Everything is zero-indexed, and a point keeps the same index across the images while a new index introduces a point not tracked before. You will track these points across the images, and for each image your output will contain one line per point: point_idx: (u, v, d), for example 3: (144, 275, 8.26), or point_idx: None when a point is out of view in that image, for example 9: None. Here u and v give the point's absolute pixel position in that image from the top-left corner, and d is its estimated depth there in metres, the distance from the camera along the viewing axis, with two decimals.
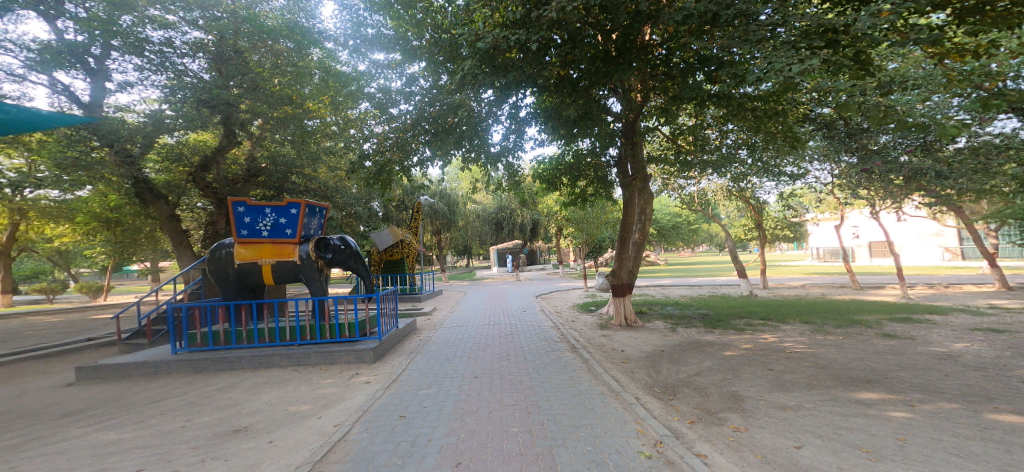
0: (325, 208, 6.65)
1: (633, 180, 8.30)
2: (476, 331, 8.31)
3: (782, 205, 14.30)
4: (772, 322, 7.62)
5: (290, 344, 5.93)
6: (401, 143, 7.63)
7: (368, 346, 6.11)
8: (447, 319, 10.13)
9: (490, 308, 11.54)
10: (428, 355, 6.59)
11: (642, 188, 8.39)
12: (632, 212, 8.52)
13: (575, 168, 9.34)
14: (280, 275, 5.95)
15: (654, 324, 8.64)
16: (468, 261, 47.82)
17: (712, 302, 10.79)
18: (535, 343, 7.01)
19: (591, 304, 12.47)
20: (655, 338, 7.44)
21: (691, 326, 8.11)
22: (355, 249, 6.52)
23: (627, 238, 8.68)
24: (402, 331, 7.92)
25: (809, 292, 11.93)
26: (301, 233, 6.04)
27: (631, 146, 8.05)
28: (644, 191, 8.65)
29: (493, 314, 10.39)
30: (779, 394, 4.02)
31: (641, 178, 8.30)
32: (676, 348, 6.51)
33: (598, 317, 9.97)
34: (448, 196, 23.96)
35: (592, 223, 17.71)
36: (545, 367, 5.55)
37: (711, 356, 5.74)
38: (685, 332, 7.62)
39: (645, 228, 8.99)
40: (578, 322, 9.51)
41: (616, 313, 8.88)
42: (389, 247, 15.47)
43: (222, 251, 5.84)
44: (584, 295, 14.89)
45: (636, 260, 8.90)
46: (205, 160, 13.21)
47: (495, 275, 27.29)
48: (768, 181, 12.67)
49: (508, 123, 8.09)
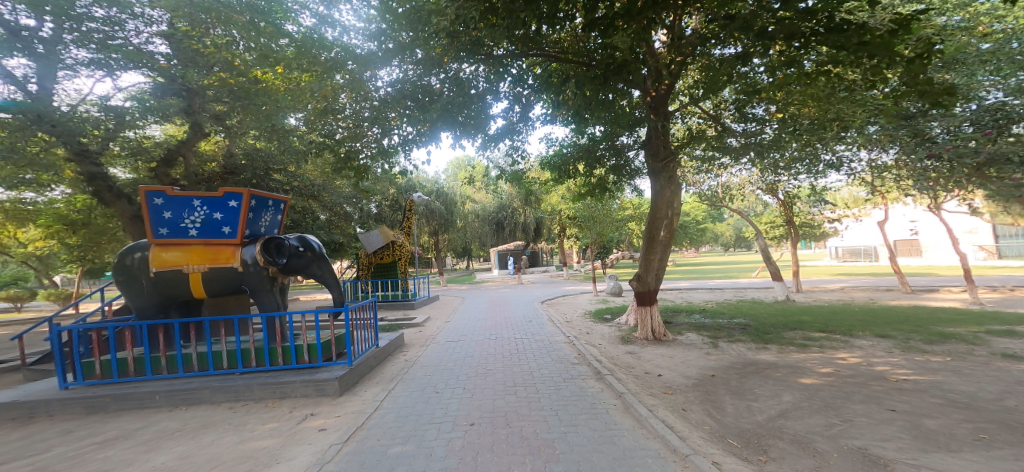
0: (280, 200, 5.23)
1: (660, 166, 6.80)
2: (474, 349, 6.85)
3: (814, 199, 12.91)
4: (839, 335, 6.22)
5: (228, 373, 4.49)
6: (375, 119, 6.21)
7: (333, 374, 4.66)
8: (440, 332, 8.68)
9: (491, 318, 10.10)
10: (412, 385, 5.13)
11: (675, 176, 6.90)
12: (662, 205, 6.99)
13: (591, 153, 7.86)
14: (215, 286, 4.47)
15: (688, 337, 7.19)
16: (467, 263, 46.16)
17: (747, 309, 9.38)
18: (547, 367, 5.56)
19: (605, 312, 11.05)
20: (696, 356, 6.02)
21: (735, 339, 6.68)
22: (318, 252, 5.01)
23: (654, 236, 7.16)
24: (384, 350, 6.49)
25: (854, 296, 10.52)
26: (245, 232, 4.58)
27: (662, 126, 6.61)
28: (674, 181, 7.12)
29: (494, 326, 8.91)
30: (941, 456, 2.60)
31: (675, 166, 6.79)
32: (730, 369, 5.08)
33: (617, 328, 8.53)
34: (445, 196, 22.56)
35: (602, 222, 16.29)
36: (565, 406, 4.11)
37: (786, 384, 4.31)
38: (730, 348, 6.20)
39: (673, 224, 7.32)
40: (594, 335, 8.07)
41: (640, 325, 7.42)
42: (379, 249, 14.05)
43: (133, 258, 4.39)
44: (596, 301, 13.47)
45: (664, 261, 7.46)
46: (169, 154, 11.52)
47: (495, 278, 25.87)
48: (802, 172, 11.31)
49: (509, 93, 6.60)
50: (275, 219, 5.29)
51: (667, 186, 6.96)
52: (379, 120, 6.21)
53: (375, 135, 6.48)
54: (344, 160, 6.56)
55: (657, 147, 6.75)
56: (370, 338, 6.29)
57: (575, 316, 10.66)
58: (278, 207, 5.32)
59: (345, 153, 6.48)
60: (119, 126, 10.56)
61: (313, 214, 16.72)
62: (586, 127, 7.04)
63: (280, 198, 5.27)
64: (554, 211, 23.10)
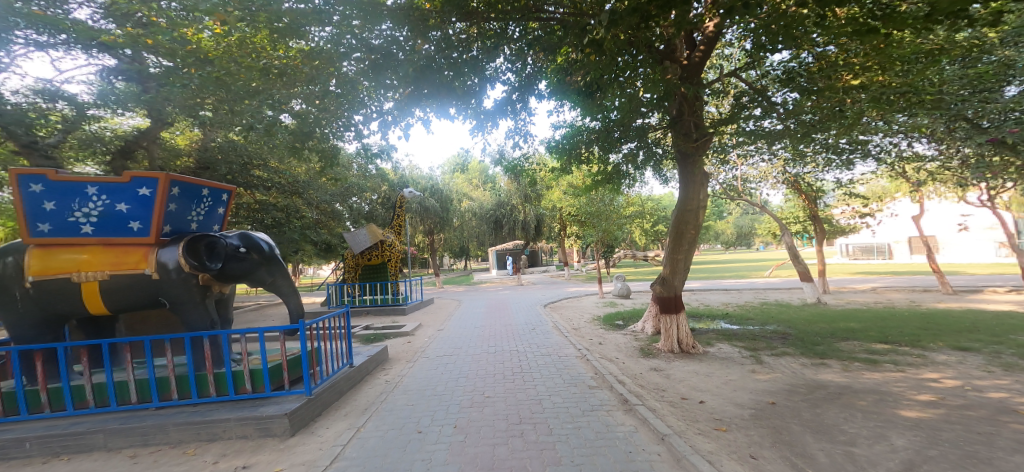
0: (222, 191, 4.15)
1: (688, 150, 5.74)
2: (469, 368, 5.74)
3: (840, 192, 11.86)
4: (911, 348, 5.21)
5: (138, 409, 3.38)
6: (340, 88, 5.01)
7: (283, 407, 3.56)
8: (430, 344, 7.57)
9: (489, 325, 9.00)
10: (389, 419, 4.01)
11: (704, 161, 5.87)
12: (691, 195, 5.92)
13: (604, 134, 6.76)
14: (120, 299, 3.37)
15: (721, 348, 6.10)
16: (464, 263, 44.93)
17: (779, 314, 8.36)
18: (558, 394, 4.46)
19: (616, 318, 9.99)
20: (739, 373, 4.96)
21: (781, 352, 5.60)
22: (266, 254, 3.89)
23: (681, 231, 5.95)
24: (359, 369, 5.36)
25: (891, 298, 9.56)
26: (162, 229, 3.48)
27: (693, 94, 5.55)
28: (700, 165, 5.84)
29: (492, 337, 7.80)
30: None
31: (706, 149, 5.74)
32: (793, 394, 4.00)
33: (633, 339, 7.45)
34: (440, 193, 21.39)
35: (608, 218, 15.21)
36: (590, 457, 3.02)
37: (883, 418, 3.26)
38: (779, 363, 5.16)
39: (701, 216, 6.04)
40: (608, 348, 6.97)
41: (663, 335, 6.30)
42: (367, 249, 12.91)
43: (5, 261, 3.26)
44: (603, 304, 12.41)
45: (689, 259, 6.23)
46: (128, 145, 10.30)
47: (494, 279, 24.78)
48: (832, 160, 10.23)
49: (509, 57, 5.52)
50: (216, 213, 4.18)
51: (696, 172, 5.89)
52: (344, 88, 5.00)
53: (340, 108, 5.27)
54: (303, 138, 5.34)
55: (685, 125, 5.69)
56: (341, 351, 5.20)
57: (583, 322, 9.56)
58: (219, 197, 4.21)
59: (303, 128, 5.23)
60: (73, 115, 9.45)
61: (298, 212, 15.63)
62: (602, 104, 5.96)
63: (221, 187, 4.15)
64: (555, 208, 21.99)
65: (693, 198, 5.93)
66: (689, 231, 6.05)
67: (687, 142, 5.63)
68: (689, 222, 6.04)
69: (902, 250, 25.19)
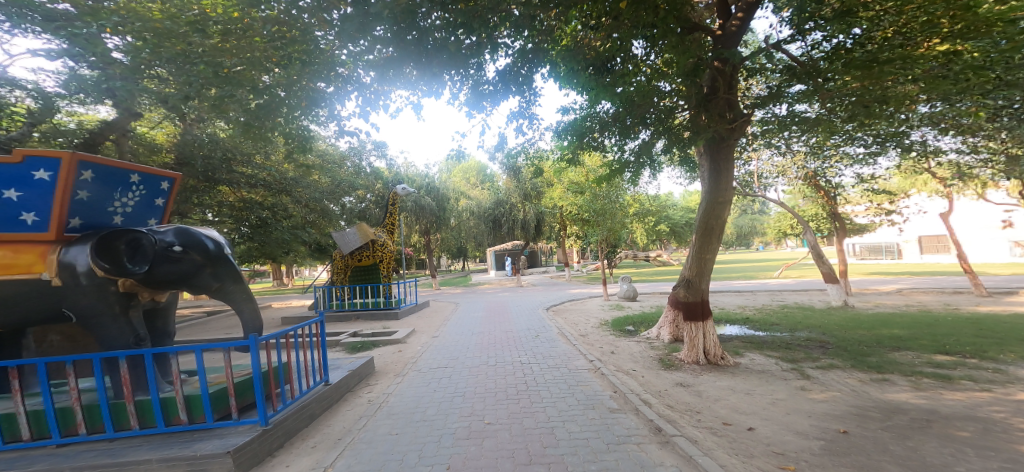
0: (162, 178, 3.41)
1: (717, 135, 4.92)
2: (466, 386, 4.95)
3: (862, 187, 11.13)
4: (984, 363, 4.46)
5: (31, 448, 2.61)
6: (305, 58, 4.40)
7: (227, 442, 2.77)
8: (421, 354, 6.78)
9: (487, 332, 8.22)
10: (367, 455, 3.21)
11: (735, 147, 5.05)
12: (721, 187, 5.10)
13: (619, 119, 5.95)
14: (10, 315, 2.61)
15: (754, 359, 5.33)
16: (462, 264, 44.07)
17: (807, 319, 7.62)
18: (572, 421, 3.69)
19: (626, 323, 9.23)
20: (784, 389, 4.21)
21: (827, 364, 4.84)
22: (209, 252, 3.09)
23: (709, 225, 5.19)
24: (336, 387, 4.56)
25: (922, 301, 8.86)
26: (68, 222, 2.75)
27: (728, 66, 4.85)
28: (725, 150, 5.04)
29: (492, 345, 7.01)
30: None
31: (739, 133, 4.96)
32: (866, 421, 3.25)
33: (649, 348, 6.69)
34: (437, 191, 20.56)
35: (614, 216, 14.44)
36: None
37: (1009, 459, 2.50)
38: (829, 377, 4.42)
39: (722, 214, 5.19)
40: (622, 360, 6.20)
41: (687, 346, 5.51)
42: (357, 249, 12.09)
43: None
44: (610, 307, 11.66)
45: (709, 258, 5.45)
46: (92, 137, 9.44)
47: (493, 281, 23.92)
48: (857, 151, 9.51)
49: (512, 23, 4.75)
50: (152, 205, 3.40)
51: (727, 161, 5.07)
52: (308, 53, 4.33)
53: (309, 82, 4.67)
54: (261, 116, 4.75)
55: (717, 103, 4.96)
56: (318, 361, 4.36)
57: (591, 328, 8.76)
58: (157, 185, 3.42)
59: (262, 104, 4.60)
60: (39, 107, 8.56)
61: (285, 210, 14.82)
62: (617, 83, 5.23)
63: (160, 174, 3.40)
64: (556, 205, 21.16)
65: (721, 187, 5.10)
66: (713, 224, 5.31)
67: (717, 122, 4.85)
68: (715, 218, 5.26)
69: (911, 250, 24.64)
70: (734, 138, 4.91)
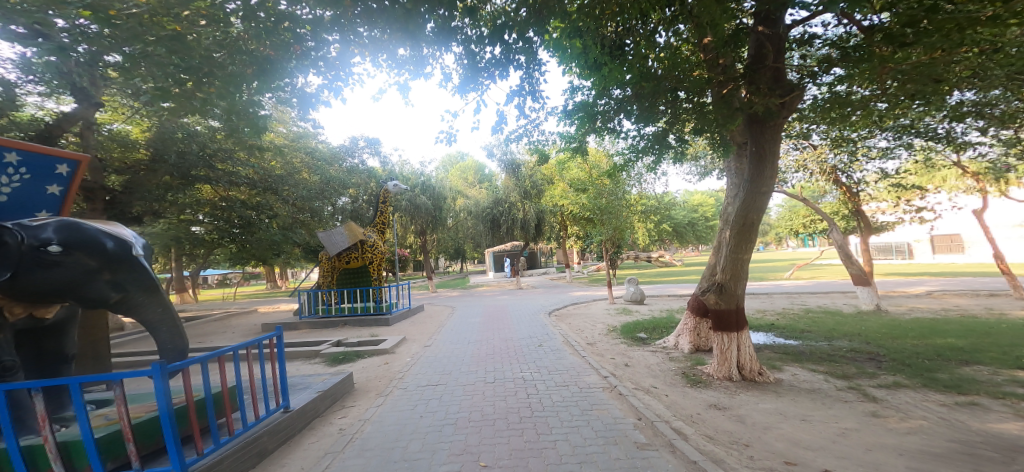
0: (64, 161, 2.68)
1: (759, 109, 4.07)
2: (459, 412, 4.11)
3: (888, 183, 10.35)
4: None
5: None
6: (251, 16, 3.88)
7: None
8: (409, 369, 5.98)
9: (484, 341, 7.41)
10: None
11: (782, 127, 4.15)
12: (764, 175, 4.14)
13: (639, 96, 5.18)
14: None
15: (798, 374, 4.55)
16: (459, 266, 42.98)
17: (842, 326, 6.83)
18: (591, 464, 2.88)
19: (636, 330, 8.43)
20: (850, 414, 3.43)
21: (890, 381, 4.07)
22: (113, 250, 2.36)
23: (750, 217, 4.21)
24: (298, 413, 3.73)
25: (963, 305, 8.09)
26: None
27: (779, 32, 4.16)
28: (773, 128, 4.13)
29: (490, 358, 6.21)
30: None
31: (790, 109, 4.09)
32: (982, 464, 2.51)
33: (668, 360, 5.88)
34: (432, 190, 19.69)
35: (619, 214, 13.64)
36: None
37: None
38: (900, 398, 3.64)
39: (755, 215, 4.20)
40: (638, 374, 5.41)
41: (717, 360, 4.72)
42: (345, 251, 11.23)
43: None
44: (616, 312, 10.86)
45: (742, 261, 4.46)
46: (50, 129, 8.58)
47: (490, 284, 23.04)
48: (885, 142, 8.78)
49: None
50: (41, 192, 2.59)
51: (772, 142, 4.16)
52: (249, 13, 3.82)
53: (260, 47, 4.28)
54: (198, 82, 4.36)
55: (762, 74, 4.17)
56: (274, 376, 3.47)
57: (598, 336, 7.95)
58: (50, 167, 2.63)
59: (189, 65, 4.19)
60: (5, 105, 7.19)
61: (270, 210, 13.98)
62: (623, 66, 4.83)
63: (61, 158, 2.67)
64: (557, 204, 20.33)
65: (767, 175, 4.14)
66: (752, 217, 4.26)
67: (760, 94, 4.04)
68: (750, 209, 4.21)
69: (923, 249, 24.13)
70: (780, 114, 4.03)
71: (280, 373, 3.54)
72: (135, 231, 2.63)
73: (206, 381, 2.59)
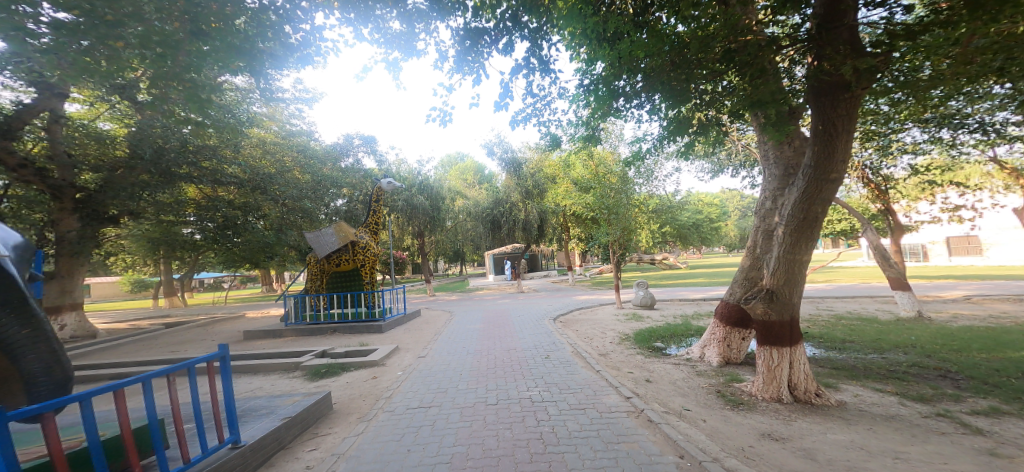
0: None
1: (830, 79, 3.19)
2: (454, 448, 3.32)
3: (920, 179, 9.62)
4: None
5: None
6: None
7: None
8: (398, 385, 5.24)
9: (484, 352, 6.67)
10: None
11: (862, 102, 3.21)
12: (834, 159, 3.28)
13: (674, 68, 4.32)
14: None
15: (862, 395, 3.80)
16: (458, 270, 42.16)
17: (888, 335, 6.10)
18: None
19: (653, 338, 7.68)
20: (960, 454, 2.67)
21: (986, 407, 3.32)
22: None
23: (808, 212, 3.44)
24: (250, 450, 2.94)
25: (1010, 311, 7.40)
26: None
27: None
28: (852, 102, 3.19)
29: (491, 372, 5.45)
30: None
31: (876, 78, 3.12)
32: None
33: (697, 375, 5.12)
34: (430, 190, 18.96)
35: (626, 214, 12.90)
36: None
37: None
38: (1012, 432, 2.90)
39: (815, 210, 3.41)
40: (664, 392, 4.67)
41: (759, 377, 4.00)
42: (335, 252, 10.44)
43: None
44: (627, 317, 10.12)
45: (800, 263, 3.66)
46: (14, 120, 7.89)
47: (491, 287, 22.30)
48: (922, 133, 8.07)
49: None
50: None
51: (847, 119, 3.24)
52: None
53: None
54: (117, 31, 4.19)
55: (839, 34, 3.27)
56: (216, 399, 2.70)
57: (611, 345, 7.19)
58: None
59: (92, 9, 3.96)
60: None
61: (258, 210, 13.23)
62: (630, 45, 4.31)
63: None
64: (561, 204, 19.59)
65: (836, 160, 3.28)
66: (815, 211, 3.44)
67: (837, 59, 3.12)
68: (812, 202, 3.41)
69: (938, 252, 23.60)
70: (860, 85, 3.08)
71: (225, 394, 2.77)
72: (6, 225, 2.06)
73: (92, 426, 1.82)
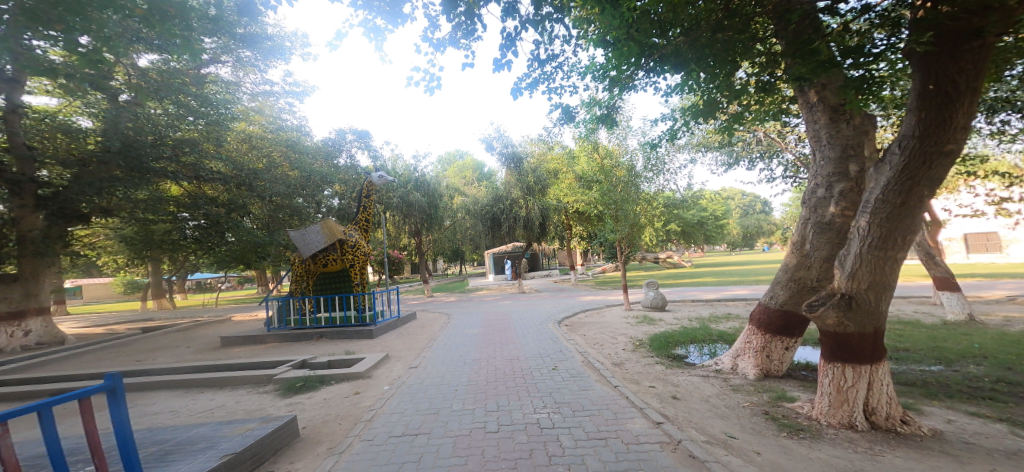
0: None
1: (957, 21, 2.54)
2: None
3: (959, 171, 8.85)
4: None
5: None
6: None
7: None
8: (386, 401, 4.52)
9: (484, 361, 5.96)
10: None
11: (991, 57, 2.58)
12: (952, 127, 2.60)
13: (728, 16, 3.67)
14: None
15: (956, 423, 3.03)
16: (458, 270, 41.28)
17: (946, 343, 5.34)
18: None
19: (670, 343, 6.91)
20: None
21: None
22: None
23: (912, 196, 2.71)
24: None
25: None
26: None
27: None
28: (980, 54, 2.54)
29: (492, 387, 4.72)
30: None
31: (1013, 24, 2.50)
32: None
33: (732, 391, 4.34)
34: (427, 186, 18.19)
35: (635, 210, 12.12)
36: None
37: None
38: None
39: (921, 193, 2.69)
40: (697, 412, 3.91)
41: (820, 395, 3.27)
42: (321, 252, 9.66)
43: None
44: (638, 320, 9.36)
45: (891, 266, 2.89)
46: None
47: (491, 287, 21.52)
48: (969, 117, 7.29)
49: None
50: None
51: (973, 76, 2.58)
52: None
53: None
54: None
55: None
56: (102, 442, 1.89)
57: (624, 353, 6.42)
58: None
59: None
60: None
61: (244, 208, 12.26)
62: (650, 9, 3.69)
63: None
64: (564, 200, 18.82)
65: (953, 128, 2.59)
66: (921, 197, 2.71)
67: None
68: (917, 184, 2.69)
69: (955, 250, 22.99)
70: (996, 29, 2.46)
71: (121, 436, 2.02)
72: None
73: None
